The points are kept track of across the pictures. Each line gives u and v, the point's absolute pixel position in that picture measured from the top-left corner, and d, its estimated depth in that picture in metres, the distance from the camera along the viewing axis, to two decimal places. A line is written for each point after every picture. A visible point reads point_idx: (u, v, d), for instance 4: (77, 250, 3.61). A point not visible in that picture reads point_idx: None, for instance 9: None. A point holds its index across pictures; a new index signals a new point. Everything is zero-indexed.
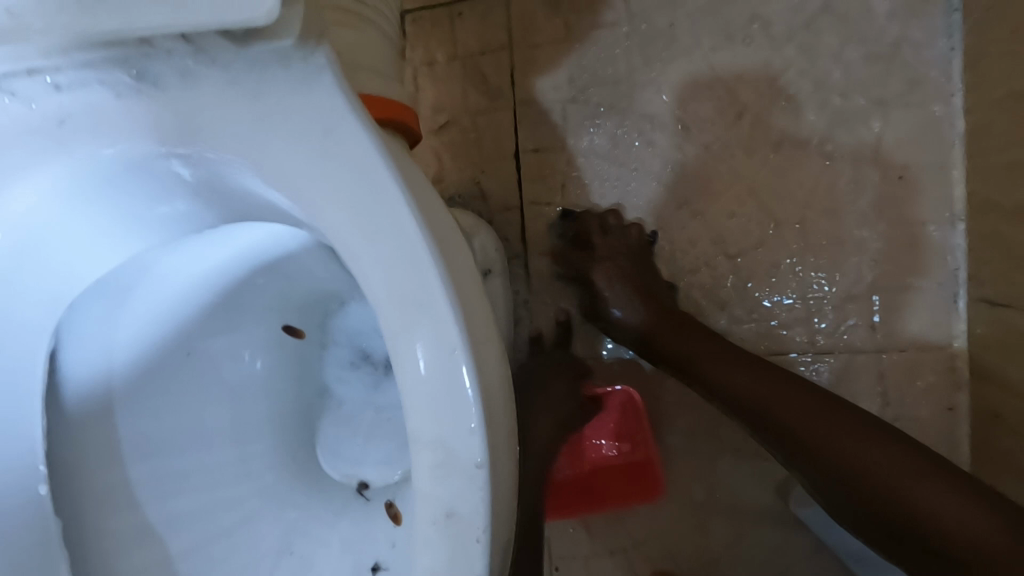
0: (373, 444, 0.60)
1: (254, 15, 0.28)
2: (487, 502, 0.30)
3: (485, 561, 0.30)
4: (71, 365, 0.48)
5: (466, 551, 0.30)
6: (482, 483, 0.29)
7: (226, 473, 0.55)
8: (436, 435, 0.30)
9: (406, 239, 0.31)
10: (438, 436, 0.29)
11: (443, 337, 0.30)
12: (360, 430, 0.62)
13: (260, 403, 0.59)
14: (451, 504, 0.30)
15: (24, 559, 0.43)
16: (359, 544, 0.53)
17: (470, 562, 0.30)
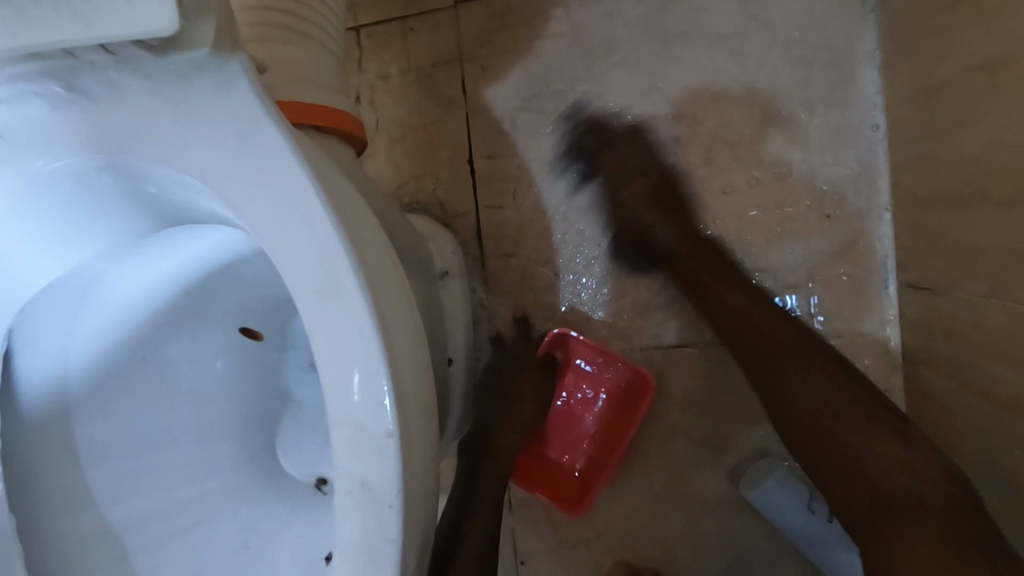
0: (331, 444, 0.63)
1: (156, 28, 0.29)
2: (398, 472, 0.33)
3: (398, 525, 0.33)
4: (26, 371, 0.50)
5: (380, 516, 0.33)
6: (393, 454, 0.33)
7: (186, 472, 0.57)
8: (349, 415, 0.33)
9: (319, 232, 0.34)
10: (351, 413, 0.33)
11: (354, 318, 0.33)
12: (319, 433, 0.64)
13: (221, 404, 0.61)
14: (364, 474, 0.33)
15: None
16: (310, 539, 0.55)
17: (385, 526, 0.33)
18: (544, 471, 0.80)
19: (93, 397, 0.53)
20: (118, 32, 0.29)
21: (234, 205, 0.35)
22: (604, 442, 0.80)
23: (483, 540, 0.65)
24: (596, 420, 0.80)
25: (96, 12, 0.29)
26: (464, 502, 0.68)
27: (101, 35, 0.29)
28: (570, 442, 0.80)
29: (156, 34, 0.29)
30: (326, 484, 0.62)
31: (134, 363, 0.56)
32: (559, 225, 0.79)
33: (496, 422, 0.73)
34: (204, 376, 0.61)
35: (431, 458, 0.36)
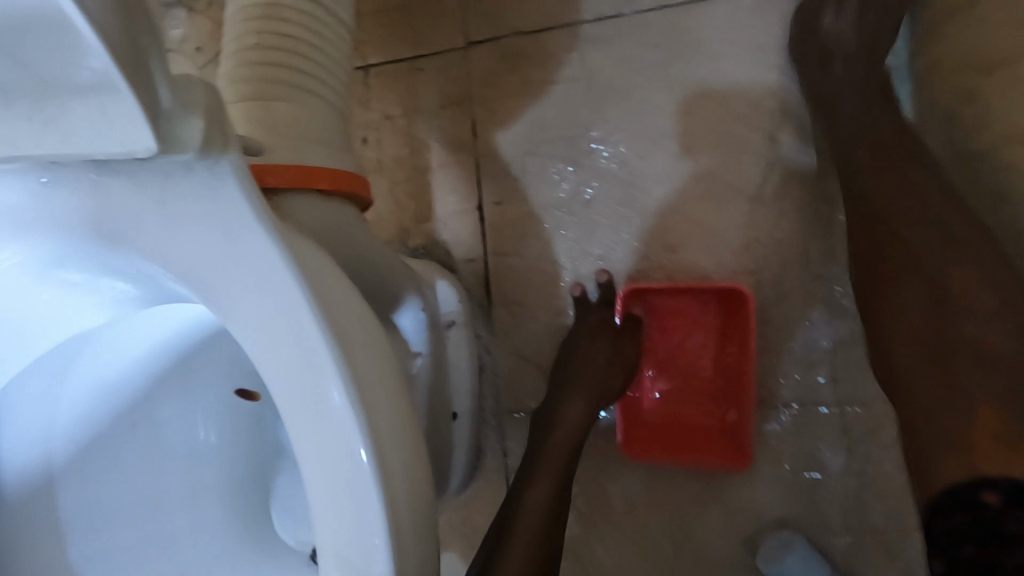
0: None
1: (136, 147, 0.27)
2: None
3: None
4: (12, 444, 0.48)
5: None
6: None
7: (179, 542, 0.54)
8: (339, 544, 0.31)
9: (310, 346, 0.31)
10: (340, 544, 0.31)
11: (343, 445, 0.30)
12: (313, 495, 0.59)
13: (215, 469, 0.58)
14: None
15: None
16: None
17: None
18: (679, 437, 0.74)
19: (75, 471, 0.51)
20: (93, 148, 0.27)
21: (219, 309, 0.32)
22: (727, 380, 0.73)
23: (544, 506, 0.57)
24: (707, 371, 0.74)
25: (68, 125, 0.27)
26: (524, 469, 0.61)
27: (73, 148, 0.27)
28: (694, 396, 0.74)
29: (136, 154, 0.27)
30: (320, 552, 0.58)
31: (124, 430, 0.54)
32: (570, 275, 0.76)
33: (559, 390, 0.67)
34: (197, 442, 0.58)
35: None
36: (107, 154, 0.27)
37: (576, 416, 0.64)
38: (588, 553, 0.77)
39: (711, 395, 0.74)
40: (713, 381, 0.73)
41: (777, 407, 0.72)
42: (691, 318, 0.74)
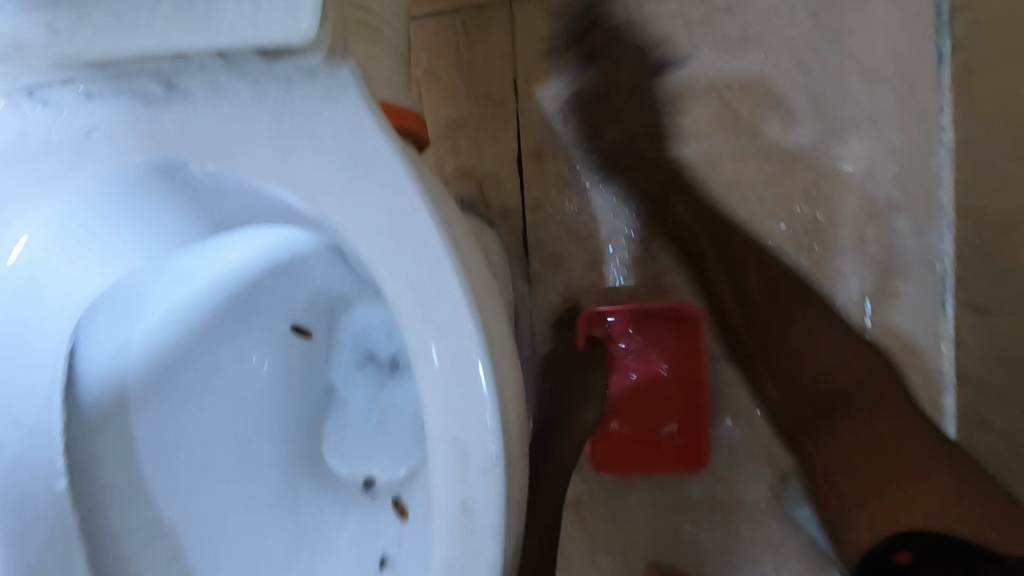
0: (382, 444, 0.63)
1: (293, 32, 0.31)
2: (498, 501, 0.34)
3: (497, 545, 0.34)
4: (89, 360, 0.50)
5: (476, 538, 0.34)
6: (498, 475, 0.34)
7: (234, 471, 0.56)
8: (451, 430, 0.34)
9: (421, 246, 0.35)
10: (456, 435, 0.34)
11: (461, 340, 0.34)
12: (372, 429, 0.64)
13: (267, 404, 0.61)
14: (463, 495, 0.34)
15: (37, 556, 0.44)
16: (367, 539, 0.56)
17: (482, 546, 0.34)
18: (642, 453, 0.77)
19: (148, 394, 0.53)
20: (253, 36, 0.32)
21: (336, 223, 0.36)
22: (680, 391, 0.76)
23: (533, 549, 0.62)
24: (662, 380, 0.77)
25: (231, 22, 0.32)
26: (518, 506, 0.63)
27: (232, 40, 0.32)
28: (647, 410, 0.77)
29: (290, 42, 0.32)
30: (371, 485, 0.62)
31: (188, 359, 0.55)
32: (608, 230, 0.78)
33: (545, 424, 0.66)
34: (251, 377, 0.60)
35: (520, 480, 0.37)
36: (263, 45, 0.32)
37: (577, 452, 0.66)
38: (619, 501, 0.80)
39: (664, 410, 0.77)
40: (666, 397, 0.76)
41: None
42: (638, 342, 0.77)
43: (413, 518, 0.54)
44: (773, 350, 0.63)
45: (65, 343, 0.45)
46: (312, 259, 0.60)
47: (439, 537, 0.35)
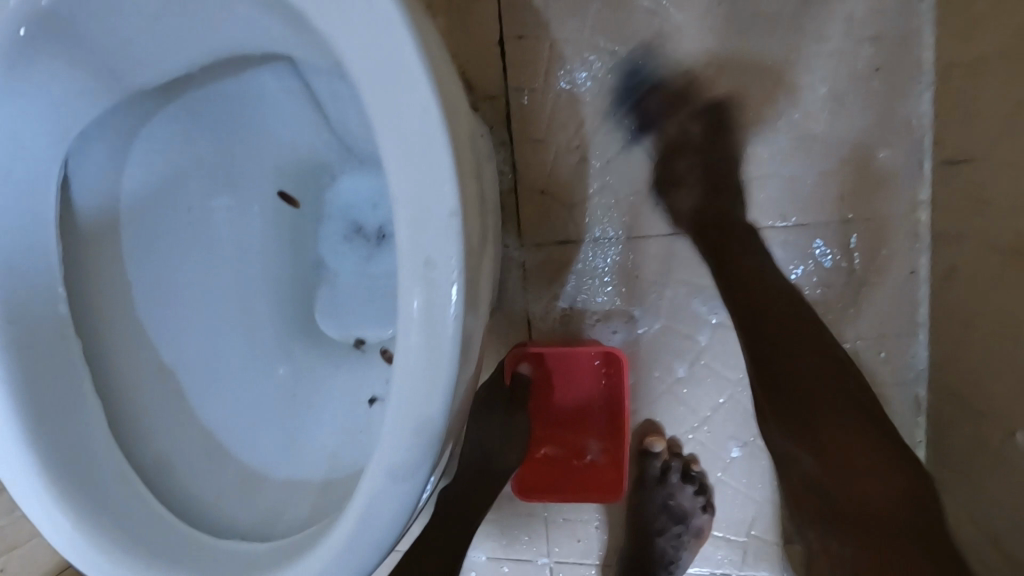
0: (370, 305, 0.68)
1: None
2: (460, 271, 0.37)
3: (458, 304, 0.37)
4: (80, 202, 0.52)
5: (442, 292, 0.37)
6: (456, 230, 0.37)
7: (228, 323, 0.59)
8: (412, 191, 0.37)
9: (383, 21, 0.37)
10: (417, 195, 0.37)
11: (420, 104, 0.37)
12: (361, 294, 0.69)
13: (257, 265, 0.63)
14: (429, 253, 0.37)
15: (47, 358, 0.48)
16: (362, 380, 0.61)
17: (446, 302, 0.37)
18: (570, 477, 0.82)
19: (139, 241, 0.55)
20: None
21: (317, 24, 0.39)
22: (598, 418, 0.83)
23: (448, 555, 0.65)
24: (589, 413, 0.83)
25: None
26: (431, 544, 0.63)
27: None
28: (573, 436, 0.84)
29: None
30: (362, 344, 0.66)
31: (177, 212, 0.57)
32: (592, 110, 0.78)
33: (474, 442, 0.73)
34: (241, 238, 0.61)
35: (480, 262, 0.40)
36: None
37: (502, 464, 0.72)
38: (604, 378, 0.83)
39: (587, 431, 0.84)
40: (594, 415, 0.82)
41: (788, 265, 0.76)
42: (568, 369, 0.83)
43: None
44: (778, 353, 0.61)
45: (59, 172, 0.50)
46: (279, 104, 0.60)
47: (405, 309, 0.38)
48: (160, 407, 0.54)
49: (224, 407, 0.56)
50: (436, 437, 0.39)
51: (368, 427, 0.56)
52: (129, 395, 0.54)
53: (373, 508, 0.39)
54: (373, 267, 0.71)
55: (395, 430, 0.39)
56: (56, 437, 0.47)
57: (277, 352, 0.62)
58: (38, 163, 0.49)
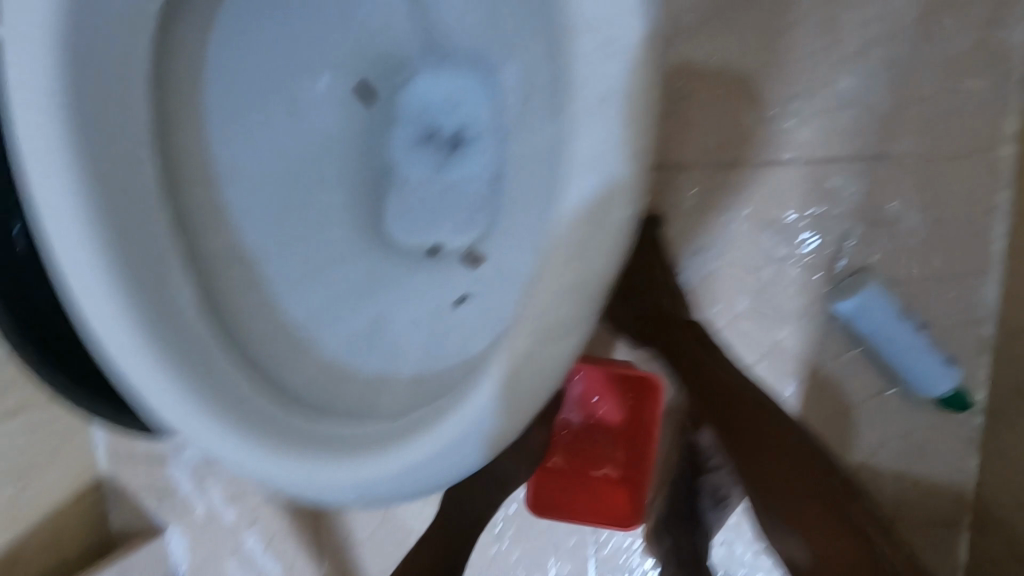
0: (443, 214, 0.65)
1: None
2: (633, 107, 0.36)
3: (629, 142, 0.36)
4: (175, 67, 0.54)
5: (618, 126, 0.36)
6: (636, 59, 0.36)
7: (308, 213, 0.60)
8: (599, 13, 0.37)
9: None
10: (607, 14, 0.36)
11: None
12: (432, 204, 0.66)
13: (330, 156, 0.62)
14: (612, 84, 0.36)
15: (136, 215, 0.50)
16: (440, 285, 0.59)
17: (621, 138, 0.36)
18: (578, 497, 0.77)
19: (227, 116, 0.56)
20: None
21: None
22: (621, 437, 0.80)
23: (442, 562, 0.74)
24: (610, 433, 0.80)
25: None
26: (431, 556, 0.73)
27: None
28: (590, 455, 0.80)
29: None
30: (437, 252, 0.64)
31: (263, 91, 0.58)
32: (672, 26, 0.76)
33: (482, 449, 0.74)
34: (318, 127, 0.61)
35: (651, 115, 0.37)
36: None
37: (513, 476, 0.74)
38: None
39: (609, 450, 0.80)
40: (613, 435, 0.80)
41: (865, 194, 0.75)
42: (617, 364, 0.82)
43: (491, 256, 0.56)
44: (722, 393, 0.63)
45: (149, 50, 0.52)
46: None
47: (575, 149, 0.37)
48: (255, 299, 0.55)
49: (311, 288, 0.57)
50: (561, 321, 0.38)
51: (461, 323, 0.53)
52: (227, 286, 0.55)
53: (429, 469, 0.41)
54: (445, 177, 0.68)
55: (537, 296, 0.39)
56: (146, 294, 0.48)
57: (351, 249, 0.61)
58: (121, 27, 0.49)
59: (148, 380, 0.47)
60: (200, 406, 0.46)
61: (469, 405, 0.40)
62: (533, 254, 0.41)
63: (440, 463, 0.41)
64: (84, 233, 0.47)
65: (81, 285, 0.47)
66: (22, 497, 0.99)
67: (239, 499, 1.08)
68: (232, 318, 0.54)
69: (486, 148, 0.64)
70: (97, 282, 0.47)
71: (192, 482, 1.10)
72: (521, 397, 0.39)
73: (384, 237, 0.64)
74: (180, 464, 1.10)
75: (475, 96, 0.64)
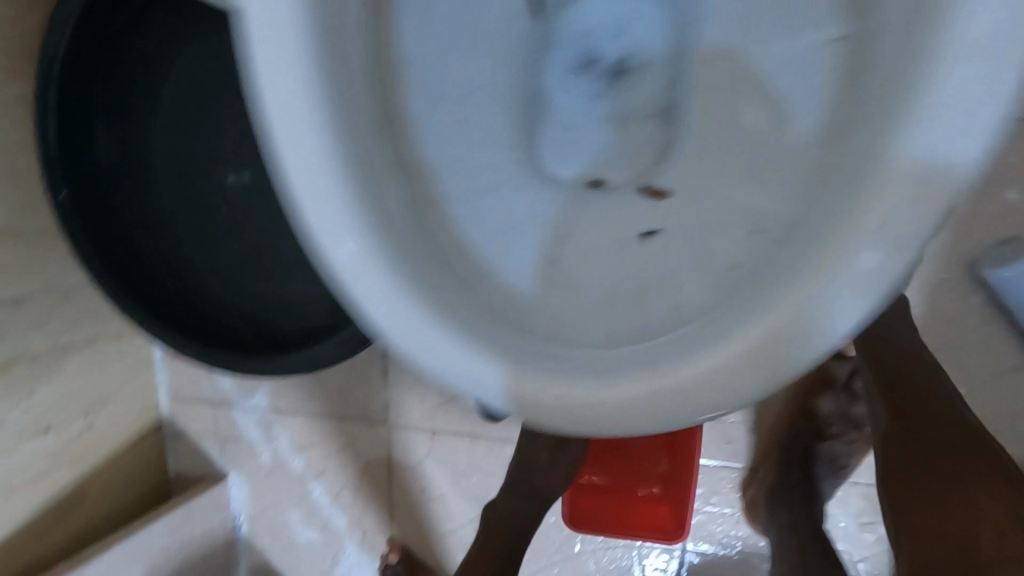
0: (602, 147, 0.60)
1: None
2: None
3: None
4: None
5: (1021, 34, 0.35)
6: None
7: (480, 134, 0.57)
8: None
9: None
10: None
11: None
12: (586, 138, 0.60)
13: (497, 74, 0.59)
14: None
15: (347, 107, 0.49)
16: (619, 217, 0.55)
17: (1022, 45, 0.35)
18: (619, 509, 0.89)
19: (424, 16, 0.54)
20: None
21: None
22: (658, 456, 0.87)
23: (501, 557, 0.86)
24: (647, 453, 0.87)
25: None
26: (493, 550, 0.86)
27: None
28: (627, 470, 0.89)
29: None
30: (597, 187, 0.59)
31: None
32: None
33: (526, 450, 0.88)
34: (494, 42, 0.58)
35: None
36: None
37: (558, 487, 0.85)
38: None
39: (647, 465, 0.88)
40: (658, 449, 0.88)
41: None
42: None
43: (686, 185, 0.53)
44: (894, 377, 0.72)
45: None
46: None
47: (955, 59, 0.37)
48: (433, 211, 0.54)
49: (481, 209, 0.55)
50: (900, 246, 0.39)
51: (660, 253, 0.51)
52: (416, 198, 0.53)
53: (711, 389, 0.43)
54: (599, 110, 0.62)
55: (850, 240, 0.40)
56: (360, 188, 0.48)
57: (513, 176, 0.57)
58: None
59: (368, 278, 0.48)
60: (418, 310, 0.48)
61: (749, 339, 0.42)
62: (862, 176, 0.40)
63: (718, 390, 0.43)
64: (320, 141, 0.47)
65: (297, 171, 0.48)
66: (91, 432, 0.94)
67: (308, 450, 1.05)
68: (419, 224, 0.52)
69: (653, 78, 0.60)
70: (330, 189, 0.48)
71: (259, 430, 1.06)
72: (782, 350, 0.41)
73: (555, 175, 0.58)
74: (247, 411, 1.06)
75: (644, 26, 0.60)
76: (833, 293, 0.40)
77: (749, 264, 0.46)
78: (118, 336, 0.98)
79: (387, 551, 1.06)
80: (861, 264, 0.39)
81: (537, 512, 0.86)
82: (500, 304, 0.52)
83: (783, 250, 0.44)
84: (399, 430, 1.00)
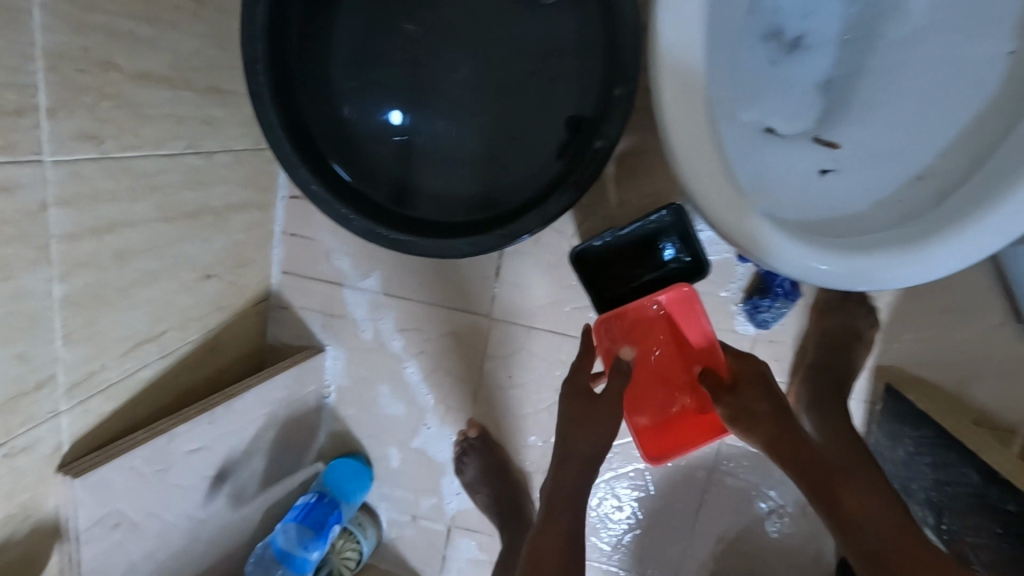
0: (776, 103, 0.76)
1: None
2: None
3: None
4: None
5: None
6: None
7: (723, 66, 0.68)
8: None
9: None
10: None
11: None
12: (767, 93, 0.76)
13: (738, 19, 0.69)
14: None
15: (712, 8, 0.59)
16: (803, 155, 0.74)
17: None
18: (679, 427, 1.04)
19: None
20: None
21: None
22: (686, 361, 1.04)
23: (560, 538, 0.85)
24: (676, 362, 1.05)
25: None
26: (541, 536, 0.86)
27: None
28: (667, 388, 1.05)
29: None
30: (770, 132, 0.75)
31: None
32: None
33: (567, 433, 0.92)
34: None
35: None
36: None
37: (590, 444, 0.90)
38: None
39: (679, 375, 1.05)
40: (680, 365, 1.05)
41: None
42: (752, 303, 1.08)
43: (850, 142, 0.74)
44: (804, 446, 0.87)
45: None
46: None
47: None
48: (724, 107, 0.66)
49: (727, 128, 0.66)
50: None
51: (831, 189, 0.71)
52: (724, 86, 0.66)
53: (922, 267, 0.60)
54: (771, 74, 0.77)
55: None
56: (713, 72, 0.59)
57: (731, 109, 0.69)
58: None
59: (703, 149, 0.58)
60: (725, 180, 0.59)
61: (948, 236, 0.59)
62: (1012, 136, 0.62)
63: (926, 265, 0.60)
64: (700, 28, 0.57)
65: (687, 40, 0.57)
66: (233, 287, 1.04)
67: (409, 334, 1.19)
68: (726, 107, 0.66)
69: (832, 51, 0.78)
70: (693, 69, 0.57)
71: (366, 310, 1.18)
72: (878, 280, 0.61)
73: (757, 115, 0.74)
74: (357, 292, 1.18)
75: (829, 8, 0.76)
76: (909, 265, 0.60)
77: (910, 203, 0.66)
78: (260, 205, 1.07)
79: (466, 428, 1.22)
80: (888, 264, 0.60)
81: (588, 476, 0.90)
82: (747, 184, 0.65)
83: (957, 189, 0.63)
84: (499, 323, 1.16)
